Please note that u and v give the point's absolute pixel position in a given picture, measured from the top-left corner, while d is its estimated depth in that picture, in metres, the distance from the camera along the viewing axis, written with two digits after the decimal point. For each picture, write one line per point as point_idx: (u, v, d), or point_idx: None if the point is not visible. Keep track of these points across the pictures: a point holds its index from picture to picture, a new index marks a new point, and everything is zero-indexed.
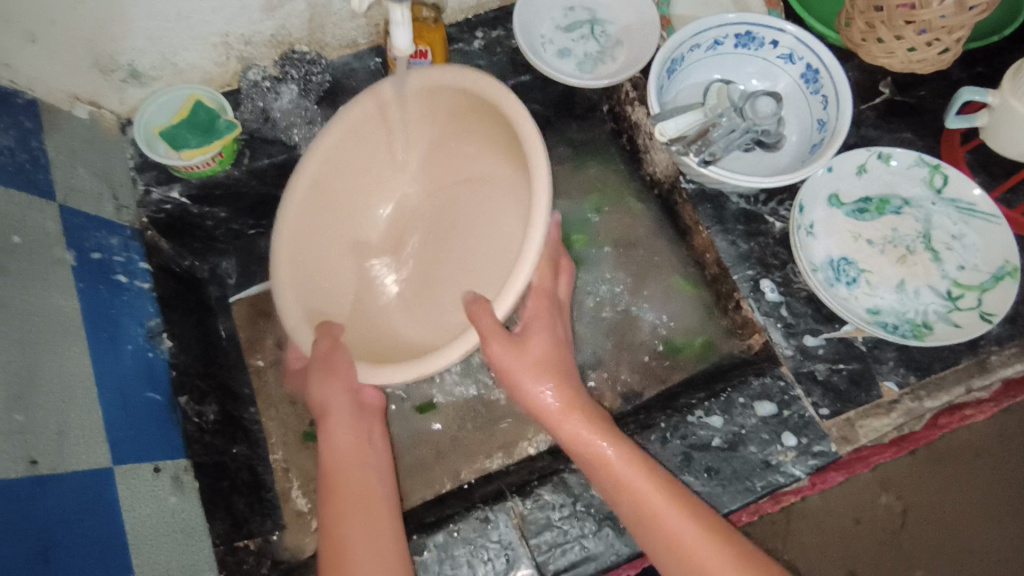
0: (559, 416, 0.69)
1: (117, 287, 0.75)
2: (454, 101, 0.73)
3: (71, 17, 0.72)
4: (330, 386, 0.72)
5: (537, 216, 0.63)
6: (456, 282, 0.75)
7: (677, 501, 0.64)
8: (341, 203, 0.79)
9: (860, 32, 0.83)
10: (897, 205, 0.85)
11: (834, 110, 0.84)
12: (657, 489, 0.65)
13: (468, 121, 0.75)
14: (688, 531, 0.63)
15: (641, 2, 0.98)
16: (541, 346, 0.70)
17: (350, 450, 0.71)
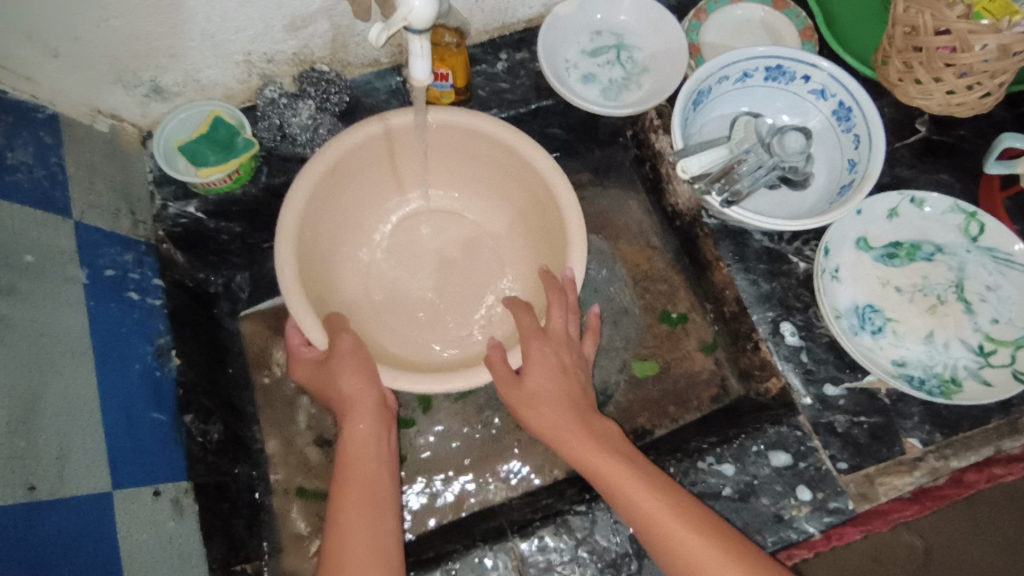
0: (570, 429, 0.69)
1: (128, 305, 0.75)
2: (504, 156, 0.81)
3: (94, 35, 0.72)
4: (354, 380, 0.70)
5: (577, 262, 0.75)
6: (433, 300, 0.85)
7: (712, 536, 0.61)
8: (338, 194, 0.80)
9: (897, 72, 0.81)
10: (928, 252, 0.81)
11: (865, 150, 0.81)
12: (689, 523, 0.62)
13: (495, 178, 0.85)
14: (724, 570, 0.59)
15: (670, 29, 0.95)
16: (555, 374, 0.71)
17: (372, 462, 0.69)
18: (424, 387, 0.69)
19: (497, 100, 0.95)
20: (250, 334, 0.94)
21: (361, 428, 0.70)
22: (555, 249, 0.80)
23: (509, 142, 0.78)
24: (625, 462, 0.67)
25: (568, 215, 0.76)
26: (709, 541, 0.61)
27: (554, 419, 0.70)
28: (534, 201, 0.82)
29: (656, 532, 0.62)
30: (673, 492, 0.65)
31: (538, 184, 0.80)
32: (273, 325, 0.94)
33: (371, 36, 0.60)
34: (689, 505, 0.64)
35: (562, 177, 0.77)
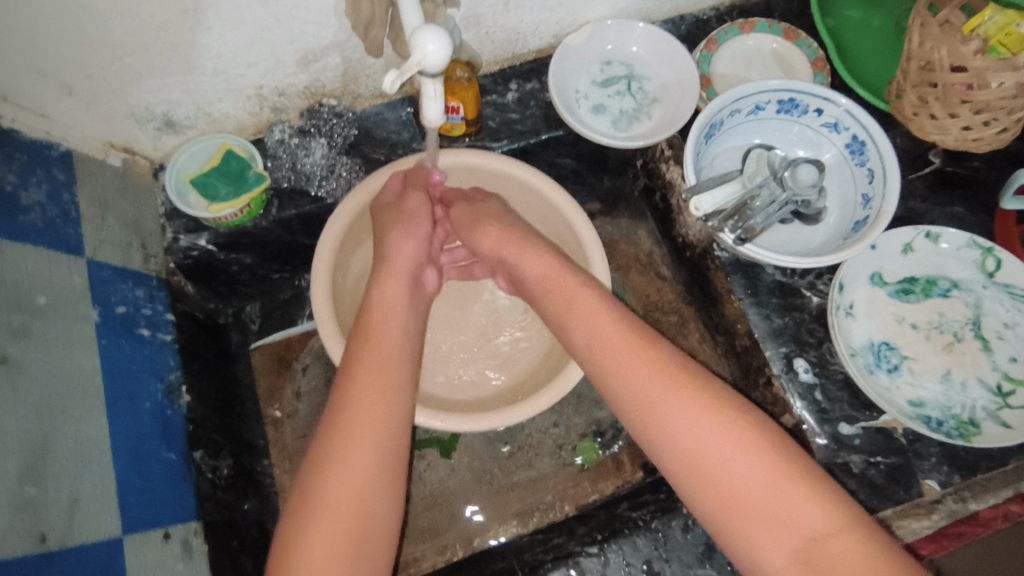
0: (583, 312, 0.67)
1: (140, 342, 0.75)
2: (505, 176, 0.87)
3: (109, 71, 0.73)
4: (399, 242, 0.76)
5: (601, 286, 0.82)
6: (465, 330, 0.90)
7: (725, 423, 0.57)
8: (365, 237, 0.89)
9: (911, 106, 0.80)
10: (944, 288, 0.80)
11: (879, 186, 0.80)
12: (698, 410, 0.58)
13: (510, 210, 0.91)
14: (729, 461, 0.55)
15: (681, 59, 0.95)
16: (554, 274, 0.71)
17: (394, 356, 0.65)
18: (473, 426, 0.75)
19: (506, 132, 0.95)
20: (259, 365, 0.95)
21: (394, 329, 0.68)
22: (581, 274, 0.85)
23: (540, 187, 0.85)
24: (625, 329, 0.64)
25: (593, 256, 0.83)
26: (720, 426, 0.57)
27: (558, 311, 0.69)
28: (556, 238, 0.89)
29: (659, 423, 0.58)
30: (686, 378, 0.60)
31: (562, 225, 0.87)
32: (282, 358, 0.96)
33: (386, 84, 0.59)
34: (708, 388, 0.59)
35: (584, 217, 0.84)
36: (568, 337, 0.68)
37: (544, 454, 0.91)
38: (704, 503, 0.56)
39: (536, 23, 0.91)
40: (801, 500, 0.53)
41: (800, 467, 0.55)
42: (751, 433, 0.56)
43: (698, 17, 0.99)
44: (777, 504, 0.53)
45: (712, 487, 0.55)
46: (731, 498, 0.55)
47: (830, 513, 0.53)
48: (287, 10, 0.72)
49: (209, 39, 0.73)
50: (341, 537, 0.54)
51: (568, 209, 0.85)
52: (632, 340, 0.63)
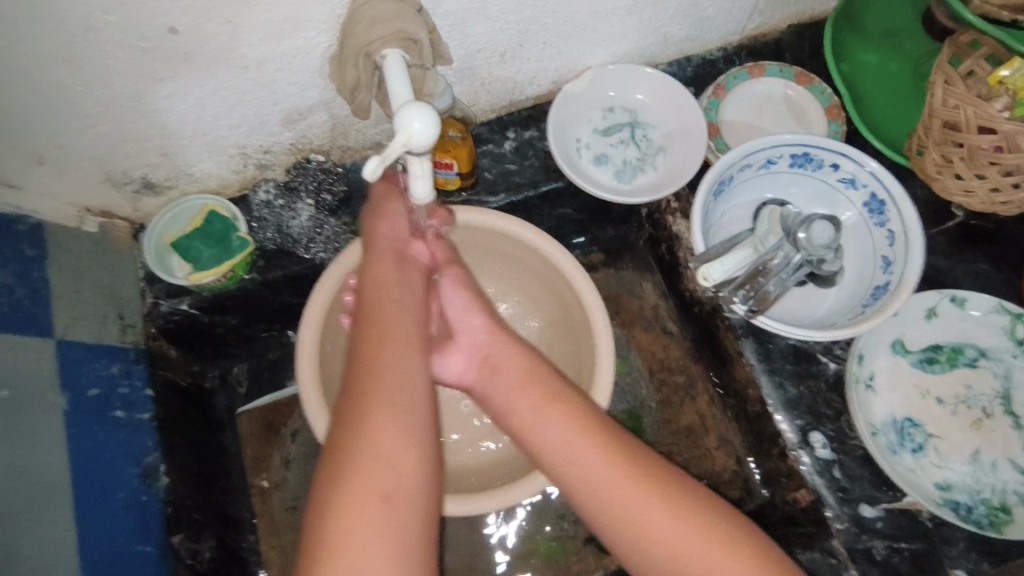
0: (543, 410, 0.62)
1: (114, 425, 0.71)
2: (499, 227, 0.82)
3: (79, 141, 0.69)
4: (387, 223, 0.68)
5: (605, 355, 0.77)
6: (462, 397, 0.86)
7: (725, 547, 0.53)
8: None
9: (934, 165, 0.75)
10: (971, 357, 0.75)
11: (901, 249, 0.75)
12: (688, 532, 0.54)
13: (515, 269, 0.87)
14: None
15: (687, 105, 0.89)
16: (537, 373, 0.64)
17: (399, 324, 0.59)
18: (467, 508, 0.71)
19: (504, 183, 0.90)
20: (247, 432, 0.91)
21: (395, 300, 0.61)
22: (583, 340, 0.81)
23: (538, 246, 0.81)
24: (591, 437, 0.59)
25: (597, 324, 0.78)
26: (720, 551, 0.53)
27: (532, 412, 0.62)
28: (559, 300, 0.84)
29: (640, 540, 0.55)
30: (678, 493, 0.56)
31: (565, 288, 0.82)
32: (271, 423, 0.92)
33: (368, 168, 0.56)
34: (702, 508, 0.55)
35: (588, 280, 0.80)
36: (537, 441, 0.61)
37: (545, 527, 0.87)
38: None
39: (535, 70, 0.85)
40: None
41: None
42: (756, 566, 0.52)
43: (705, 57, 0.94)
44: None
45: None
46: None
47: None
48: (268, 74, 0.68)
49: (185, 105, 0.69)
50: (377, 519, 0.48)
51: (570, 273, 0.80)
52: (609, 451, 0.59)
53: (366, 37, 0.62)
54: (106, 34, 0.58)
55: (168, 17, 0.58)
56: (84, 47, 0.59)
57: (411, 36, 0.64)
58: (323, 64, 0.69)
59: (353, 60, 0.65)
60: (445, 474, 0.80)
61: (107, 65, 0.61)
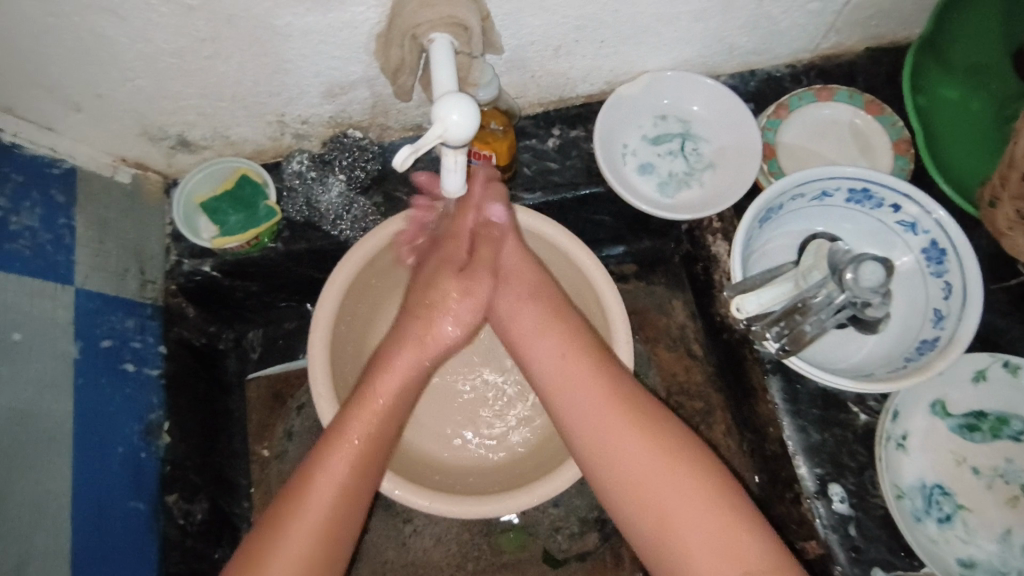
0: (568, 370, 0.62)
1: (122, 379, 0.71)
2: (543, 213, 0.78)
3: (119, 91, 0.68)
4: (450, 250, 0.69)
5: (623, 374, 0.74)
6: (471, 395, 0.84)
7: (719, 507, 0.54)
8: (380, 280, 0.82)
9: (1006, 220, 0.69)
10: (1017, 429, 0.69)
11: (956, 305, 0.70)
12: (679, 475, 0.56)
13: (541, 273, 0.83)
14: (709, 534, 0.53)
15: (744, 122, 0.84)
16: (541, 306, 0.67)
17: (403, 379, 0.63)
18: (463, 512, 0.70)
19: (541, 182, 0.86)
20: (255, 399, 0.91)
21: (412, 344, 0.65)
22: None
23: (567, 249, 0.77)
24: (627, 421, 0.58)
25: (619, 340, 0.75)
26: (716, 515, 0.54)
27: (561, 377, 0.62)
28: (583, 311, 0.81)
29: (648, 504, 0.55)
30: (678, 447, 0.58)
31: (591, 299, 0.79)
32: (279, 394, 0.92)
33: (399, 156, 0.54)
34: (720, 489, 0.55)
35: (616, 295, 0.76)
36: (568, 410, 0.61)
37: (539, 536, 0.84)
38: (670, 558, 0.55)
39: (588, 69, 0.82)
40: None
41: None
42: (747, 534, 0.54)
43: (770, 74, 0.89)
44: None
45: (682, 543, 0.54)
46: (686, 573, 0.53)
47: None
48: (312, 45, 0.66)
49: (225, 68, 0.68)
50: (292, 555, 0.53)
51: (599, 287, 0.77)
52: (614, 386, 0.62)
53: (415, 19, 0.60)
54: None
55: None
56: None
57: (462, 23, 0.61)
58: (369, 41, 0.67)
59: (399, 41, 0.63)
60: (444, 471, 0.78)
61: (151, 19, 0.60)
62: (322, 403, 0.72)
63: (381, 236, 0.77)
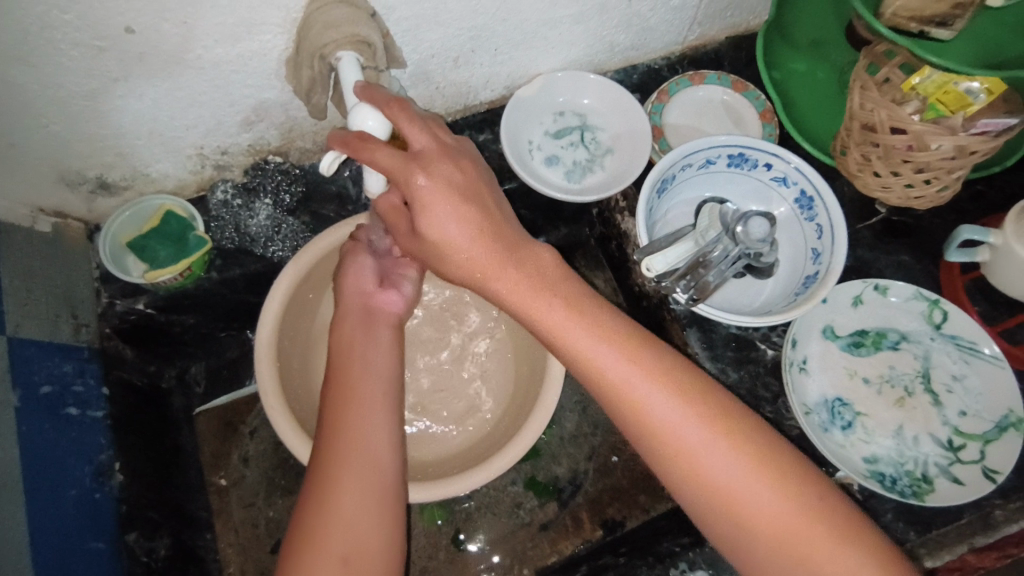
0: (571, 328, 0.59)
1: (67, 423, 0.72)
2: (423, 153, 0.61)
3: (34, 140, 0.70)
4: (353, 278, 0.75)
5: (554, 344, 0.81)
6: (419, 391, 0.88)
7: (748, 463, 0.54)
8: (316, 294, 0.85)
9: (856, 163, 0.82)
10: (894, 340, 0.81)
11: (828, 241, 0.81)
12: (705, 423, 0.55)
13: None
14: (736, 478, 0.54)
15: (633, 110, 0.94)
16: (516, 266, 0.61)
17: (359, 386, 0.65)
18: (424, 495, 0.74)
19: None
20: (206, 431, 0.92)
21: (358, 360, 0.67)
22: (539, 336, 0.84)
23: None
24: (650, 369, 0.57)
25: None
26: (743, 463, 0.54)
27: (587, 343, 0.58)
28: None
29: (684, 460, 0.55)
30: (701, 401, 0.56)
31: None
32: (231, 422, 0.93)
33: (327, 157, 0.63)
34: (729, 417, 0.56)
35: None
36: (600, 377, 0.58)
37: (501, 514, 0.89)
38: (709, 512, 0.56)
39: (487, 76, 0.89)
40: (846, 563, 0.52)
41: (851, 524, 0.53)
42: (779, 477, 0.54)
43: (650, 66, 1.00)
44: (811, 547, 0.52)
45: (713, 497, 0.55)
46: (739, 506, 0.54)
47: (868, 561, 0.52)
48: (223, 76, 0.70)
49: (140, 105, 0.70)
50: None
51: None
52: (621, 345, 0.58)
53: (321, 40, 0.65)
54: (61, 33, 0.59)
55: (123, 16, 0.59)
56: (38, 46, 0.60)
57: (364, 40, 0.67)
58: (278, 66, 0.71)
59: (309, 62, 0.68)
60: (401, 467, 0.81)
61: (61, 63, 0.62)
62: (275, 415, 0.75)
63: (316, 250, 0.81)
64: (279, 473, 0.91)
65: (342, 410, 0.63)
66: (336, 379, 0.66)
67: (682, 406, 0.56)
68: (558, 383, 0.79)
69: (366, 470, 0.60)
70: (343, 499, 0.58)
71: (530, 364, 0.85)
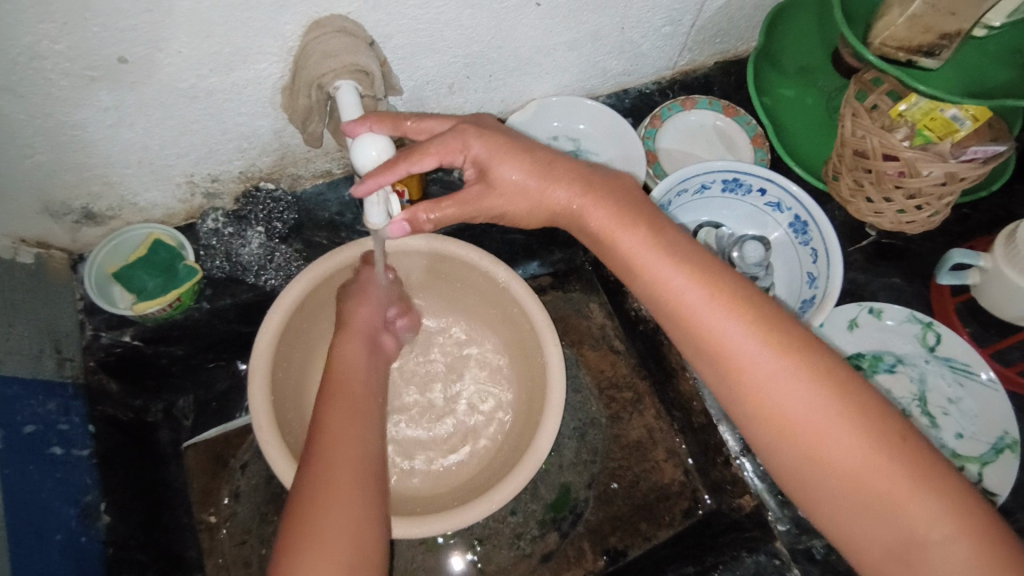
0: (640, 254, 0.59)
1: (50, 464, 0.69)
2: (488, 124, 0.65)
3: (18, 171, 0.68)
4: (361, 311, 0.78)
5: (555, 372, 0.79)
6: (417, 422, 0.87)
7: (829, 395, 0.52)
8: (310, 327, 0.83)
9: (848, 189, 0.83)
10: (890, 363, 0.82)
11: (823, 265, 0.82)
12: (773, 349, 0.53)
13: (470, 299, 0.89)
14: (807, 409, 0.52)
15: (627, 134, 0.95)
16: (603, 198, 0.61)
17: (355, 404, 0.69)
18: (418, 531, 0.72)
19: None
20: (194, 467, 0.87)
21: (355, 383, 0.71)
22: (538, 362, 0.83)
23: (486, 269, 0.82)
24: (718, 299, 0.55)
25: (545, 336, 0.80)
26: (821, 394, 0.52)
27: (659, 268, 0.58)
28: (509, 320, 0.86)
29: (753, 389, 0.54)
30: (776, 328, 0.54)
31: (514, 309, 0.84)
32: (221, 455, 0.88)
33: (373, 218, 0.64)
34: (801, 342, 0.54)
35: (539, 303, 0.81)
36: (665, 305, 0.58)
37: (502, 545, 0.87)
38: (778, 449, 0.54)
39: (481, 102, 0.89)
40: (916, 507, 0.49)
41: (930, 467, 0.50)
42: (862, 413, 0.51)
43: (641, 91, 1.01)
44: (880, 478, 0.50)
45: (784, 433, 0.53)
46: (812, 440, 0.52)
47: (935, 499, 0.49)
48: (218, 105, 0.69)
49: (130, 134, 0.69)
50: None
51: (524, 304, 0.82)
52: (696, 268, 0.57)
53: (319, 68, 0.64)
54: (52, 64, 0.58)
55: (115, 46, 0.58)
56: (28, 77, 0.58)
57: (364, 68, 0.66)
58: (274, 95, 0.70)
59: (306, 91, 0.67)
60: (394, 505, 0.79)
61: (51, 94, 0.61)
62: (268, 449, 0.72)
63: (310, 278, 0.79)
64: (270, 507, 0.86)
65: (327, 428, 0.64)
66: (331, 401, 0.68)
67: (759, 332, 0.54)
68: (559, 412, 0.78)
69: (354, 480, 0.61)
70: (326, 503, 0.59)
71: (529, 392, 0.84)
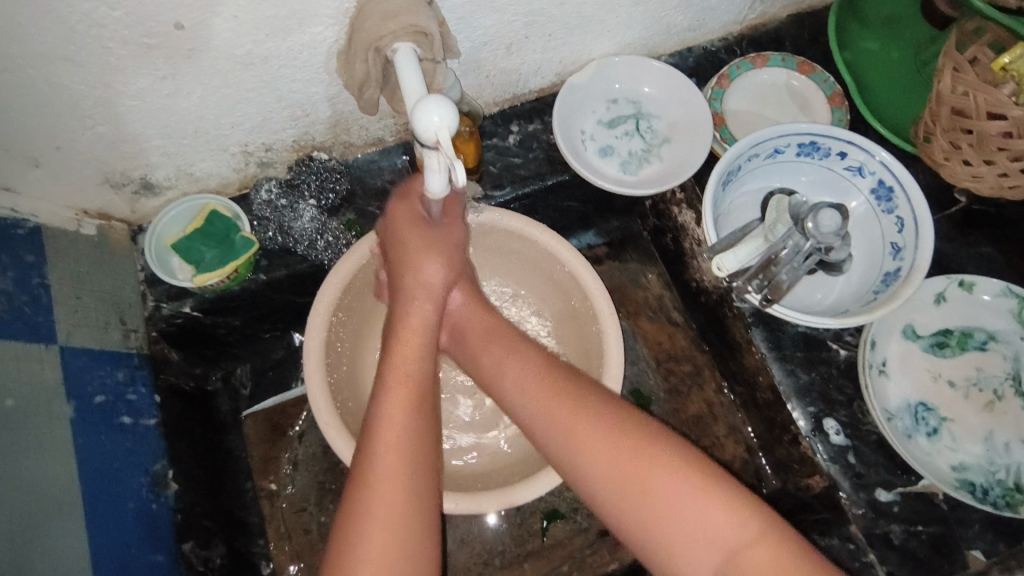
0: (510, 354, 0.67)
1: (120, 434, 0.71)
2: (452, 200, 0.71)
3: (79, 143, 0.67)
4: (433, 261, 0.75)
5: (612, 348, 0.76)
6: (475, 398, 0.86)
7: (728, 500, 0.54)
8: (367, 301, 0.83)
9: (942, 151, 0.76)
10: (981, 340, 0.76)
11: (910, 236, 0.76)
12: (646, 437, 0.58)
13: (525, 272, 0.86)
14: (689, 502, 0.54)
15: (691, 96, 0.89)
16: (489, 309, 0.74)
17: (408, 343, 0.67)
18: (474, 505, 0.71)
19: (509, 177, 0.88)
20: (252, 434, 0.89)
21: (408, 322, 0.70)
22: (596, 337, 0.79)
23: (541, 240, 0.79)
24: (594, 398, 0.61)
25: (600, 306, 0.78)
26: (619, 445, 0.58)
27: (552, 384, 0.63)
28: (564, 293, 0.83)
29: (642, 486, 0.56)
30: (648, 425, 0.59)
31: (570, 283, 0.81)
32: (277, 425, 0.90)
33: (432, 185, 0.60)
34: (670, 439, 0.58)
35: (597, 277, 0.78)
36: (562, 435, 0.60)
37: (560, 519, 0.87)
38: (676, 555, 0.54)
39: (538, 63, 0.84)
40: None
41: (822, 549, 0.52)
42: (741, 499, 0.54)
43: (706, 48, 0.94)
44: (686, 519, 0.54)
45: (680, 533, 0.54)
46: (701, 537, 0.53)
47: (741, 524, 0.53)
48: (273, 71, 0.67)
49: (186, 104, 0.67)
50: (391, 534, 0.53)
51: (583, 279, 0.79)
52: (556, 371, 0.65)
53: (376, 32, 0.61)
54: (110, 31, 0.56)
55: (170, 11, 0.56)
56: (87, 44, 0.57)
57: (423, 30, 0.62)
58: (329, 60, 0.68)
59: (363, 55, 0.64)
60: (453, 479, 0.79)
61: (111, 63, 0.59)
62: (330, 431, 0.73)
63: (359, 254, 0.78)
64: (329, 477, 0.88)
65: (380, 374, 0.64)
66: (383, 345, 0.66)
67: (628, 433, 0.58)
68: (617, 381, 0.75)
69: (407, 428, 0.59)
70: (417, 484, 0.56)
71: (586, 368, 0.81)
